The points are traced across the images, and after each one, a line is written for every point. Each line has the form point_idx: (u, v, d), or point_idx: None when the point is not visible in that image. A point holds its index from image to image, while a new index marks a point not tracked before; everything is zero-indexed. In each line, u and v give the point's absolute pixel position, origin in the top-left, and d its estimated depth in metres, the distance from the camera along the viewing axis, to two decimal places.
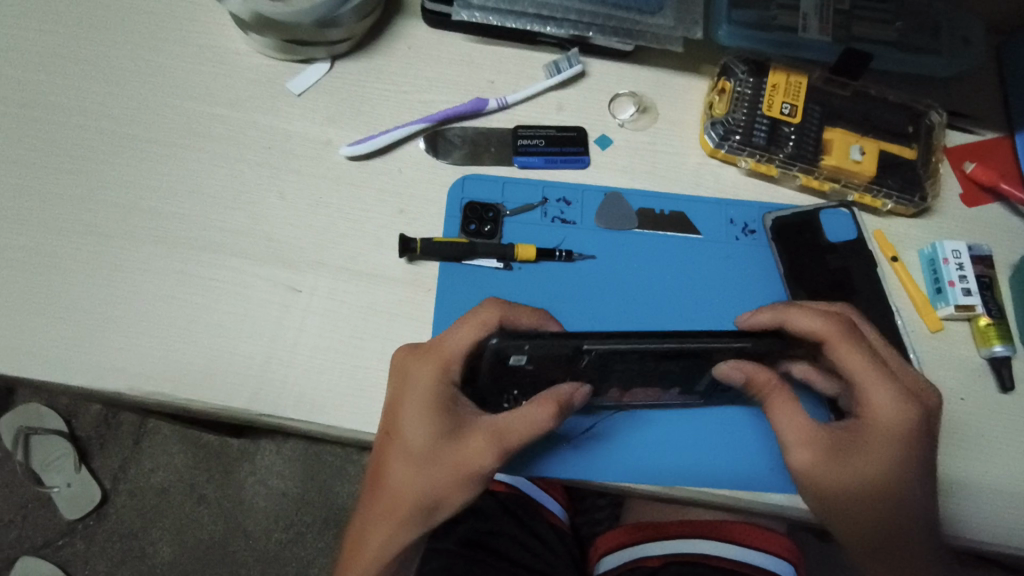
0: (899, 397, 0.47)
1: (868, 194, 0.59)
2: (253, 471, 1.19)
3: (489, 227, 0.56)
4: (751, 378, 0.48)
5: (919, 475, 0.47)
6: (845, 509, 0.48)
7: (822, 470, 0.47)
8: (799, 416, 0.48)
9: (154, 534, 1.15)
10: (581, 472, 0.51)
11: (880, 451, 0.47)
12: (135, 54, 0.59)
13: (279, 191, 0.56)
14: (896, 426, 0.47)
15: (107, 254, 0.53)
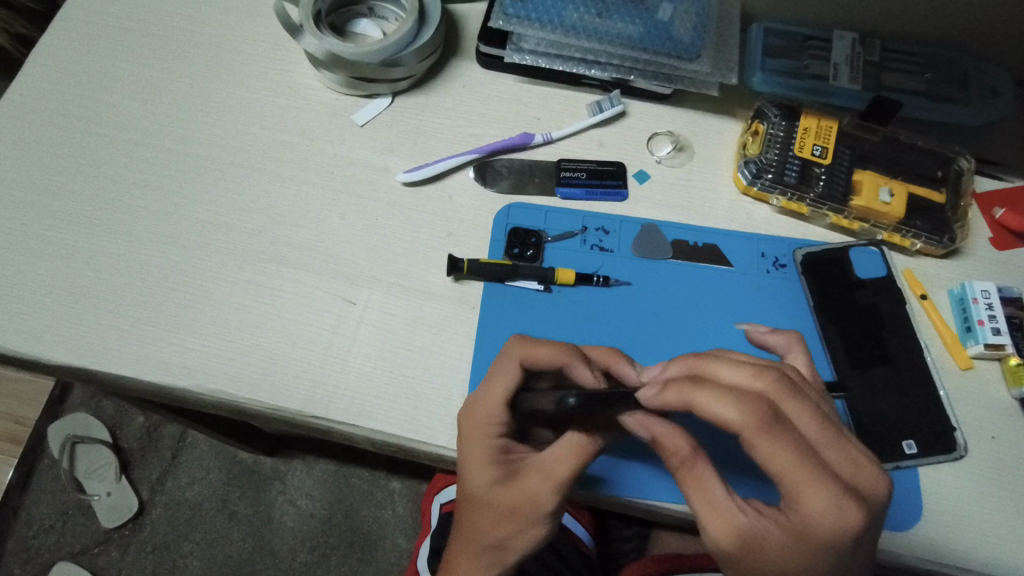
0: (838, 503, 0.39)
1: (897, 234, 0.61)
2: (284, 490, 1.22)
3: (531, 251, 0.60)
4: (657, 441, 0.44)
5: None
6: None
7: (721, 552, 0.42)
8: (717, 503, 0.42)
9: (186, 547, 1.18)
10: (610, 487, 0.53)
11: (777, 543, 0.41)
12: (218, 87, 0.65)
13: (340, 212, 0.61)
14: (826, 529, 0.39)
15: (182, 262, 0.58)
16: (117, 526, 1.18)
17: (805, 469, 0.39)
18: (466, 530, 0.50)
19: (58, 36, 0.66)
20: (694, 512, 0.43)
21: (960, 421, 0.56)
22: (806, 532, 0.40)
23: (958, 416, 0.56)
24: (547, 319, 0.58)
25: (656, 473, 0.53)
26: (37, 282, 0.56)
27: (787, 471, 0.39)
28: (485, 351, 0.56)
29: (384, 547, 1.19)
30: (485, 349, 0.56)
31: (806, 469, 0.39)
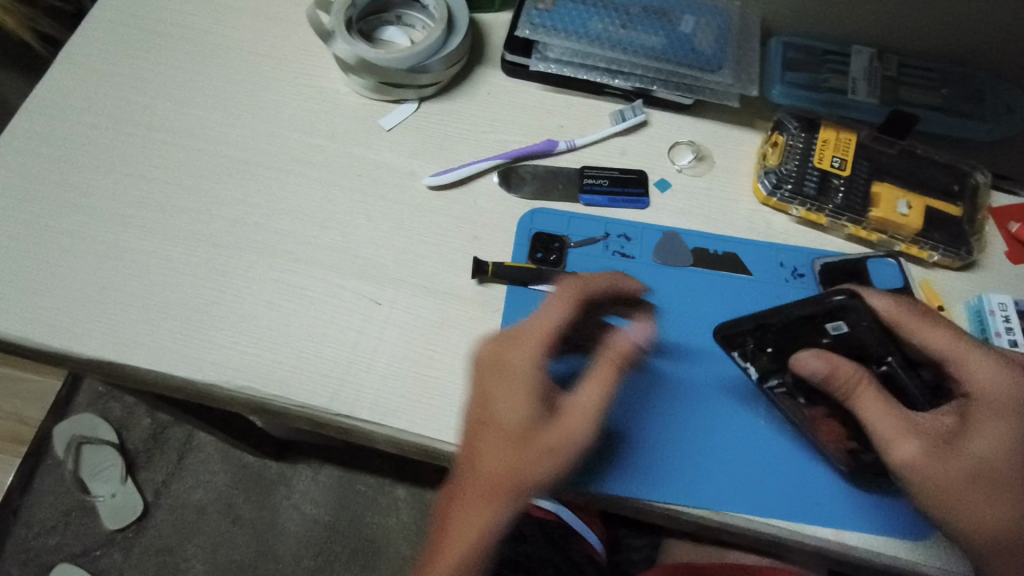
0: (998, 375, 0.49)
1: (915, 245, 0.62)
2: (289, 495, 1.22)
3: (554, 256, 0.61)
4: (833, 371, 0.48)
5: (1022, 455, 0.48)
6: (980, 490, 0.48)
7: (940, 459, 0.47)
8: (893, 420, 0.48)
9: (189, 551, 1.18)
10: (634, 489, 0.53)
11: (1005, 426, 0.48)
12: (247, 90, 0.66)
13: (366, 214, 0.62)
14: (1005, 399, 0.49)
15: (210, 261, 0.59)
16: (119, 528, 1.18)
17: (961, 357, 0.50)
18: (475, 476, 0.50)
19: (91, 37, 0.67)
20: (878, 429, 0.48)
21: None
22: (1011, 403, 0.49)
23: None
24: None
25: (674, 478, 0.53)
26: (66, 278, 0.57)
27: (956, 355, 0.50)
28: None
29: (389, 553, 1.19)
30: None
31: (968, 352, 0.50)
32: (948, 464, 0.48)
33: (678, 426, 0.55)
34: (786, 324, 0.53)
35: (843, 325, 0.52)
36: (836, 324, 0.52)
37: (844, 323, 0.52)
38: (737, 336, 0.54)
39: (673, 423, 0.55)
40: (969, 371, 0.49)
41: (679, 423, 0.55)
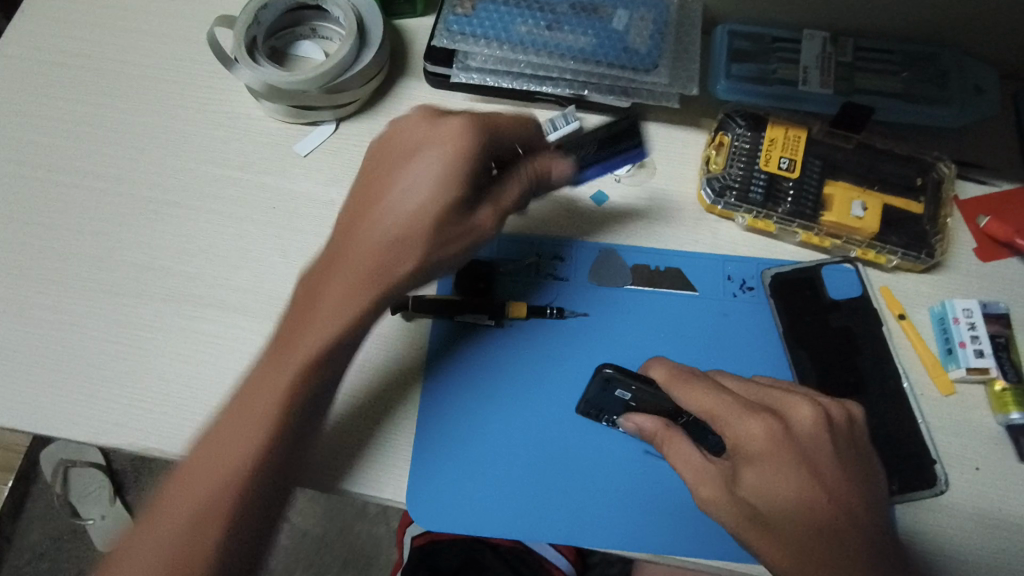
0: (755, 417, 0.43)
1: (871, 250, 0.57)
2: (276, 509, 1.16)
3: (483, 285, 0.57)
4: (646, 430, 0.48)
5: (824, 506, 0.42)
6: (767, 545, 0.41)
7: (738, 507, 0.42)
8: (694, 463, 0.44)
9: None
10: (571, 537, 0.50)
11: (788, 478, 0.42)
12: (155, 121, 0.63)
13: (282, 250, 0.58)
14: (751, 436, 0.43)
15: (118, 311, 0.56)
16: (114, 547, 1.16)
17: (722, 406, 0.44)
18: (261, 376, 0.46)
19: None
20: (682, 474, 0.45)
21: (939, 451, 0.52)
22: (770, 451, 0.42)
23: (938, 446, 0.53)
24: (500, 355, 0.55)
25: (613, 519, 0.50)
26: None
27: (713, 409, 0.44)
28: (435, 394, 0.54)
29: None
30: (432, 392, 0.54)
31: (722, 403, 0.44)
32: (759, 519, 0.42)
33: (619, 465, 0.52)
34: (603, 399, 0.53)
35: (627, 392, 0.52)
36: (620, 391, 0.52)
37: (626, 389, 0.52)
38: (596, 413, 0.53)
39: (612, 460, 0.52)
40: (720, 423, 0.44)
41: (618, 458, 0.52)
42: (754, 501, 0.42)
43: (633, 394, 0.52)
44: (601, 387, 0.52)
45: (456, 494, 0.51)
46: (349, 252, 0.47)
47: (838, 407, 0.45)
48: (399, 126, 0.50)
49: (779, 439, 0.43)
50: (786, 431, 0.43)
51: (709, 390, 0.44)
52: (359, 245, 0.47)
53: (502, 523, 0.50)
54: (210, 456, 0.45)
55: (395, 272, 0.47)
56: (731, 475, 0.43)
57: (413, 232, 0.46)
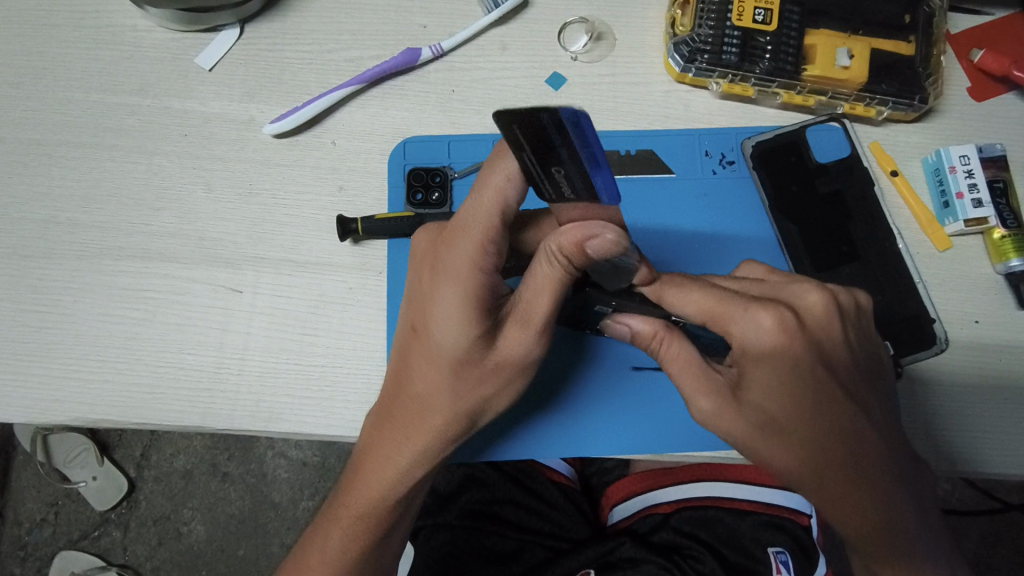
0: (762, 313, 0.39)
1: (860, 103, 0.52)
2: (271, 445, 1.07)
3: (437, 195, 0.51)
4: (635, 336, 0.42)
5: (835, 402, 0.39)
6: (776, 449, 0.39)
7: (740, 413, 0.39)
8: (694, 370, 0.40)
9: (187, 514, 1.05)
10: (565, 447, 0.49)
11: (795, 376, 0.39)
12: (26, 47, 0.53)
13: (204, 182, 0.51)
14: (758, 339, 0.39)
15: (29, 276, 0.49)
16: (110, 507, 1.04)
17: (726, 305, 0.39)
18: (365, 453, 0.44)
19: None
20: (681, 384, 0.41)
21: (937, 309, 0.50)
22: (780, 350, 0.38)
23: (936, 305, 0.50)
24: None
25: (610, 427, 0.49)
26: None
27: (709, 309, 0.39)
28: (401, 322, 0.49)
29: None
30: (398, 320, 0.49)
31: (724, 300, 0.39)
32: (769, 423, 0.39)
33: (607, 371, 0.50)
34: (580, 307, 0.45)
35: (608, 309, 0.44)
36: (599, 306, 0.44)
37: (605, 305, 0.43)
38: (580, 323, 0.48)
39: (604, 366, 0.50)
40: (723, 325, 0.39)
41: (609, 364, 0.50)
42: (760, 404, 0.39)
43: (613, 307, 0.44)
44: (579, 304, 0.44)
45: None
46: (423, 419, 0.43)
47: (844, 293, 0.42)
48: (488, 218, 0.40)
49: (790, 334, 0.39)
50: (797, 323, 0.39)
51: (711, 291, 0.39)
52: (445, 372, 0.42)
53: (495, 445, 0.49)
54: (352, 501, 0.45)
55: (506, 370, 0.42)
56: (736, 381, 0.40)
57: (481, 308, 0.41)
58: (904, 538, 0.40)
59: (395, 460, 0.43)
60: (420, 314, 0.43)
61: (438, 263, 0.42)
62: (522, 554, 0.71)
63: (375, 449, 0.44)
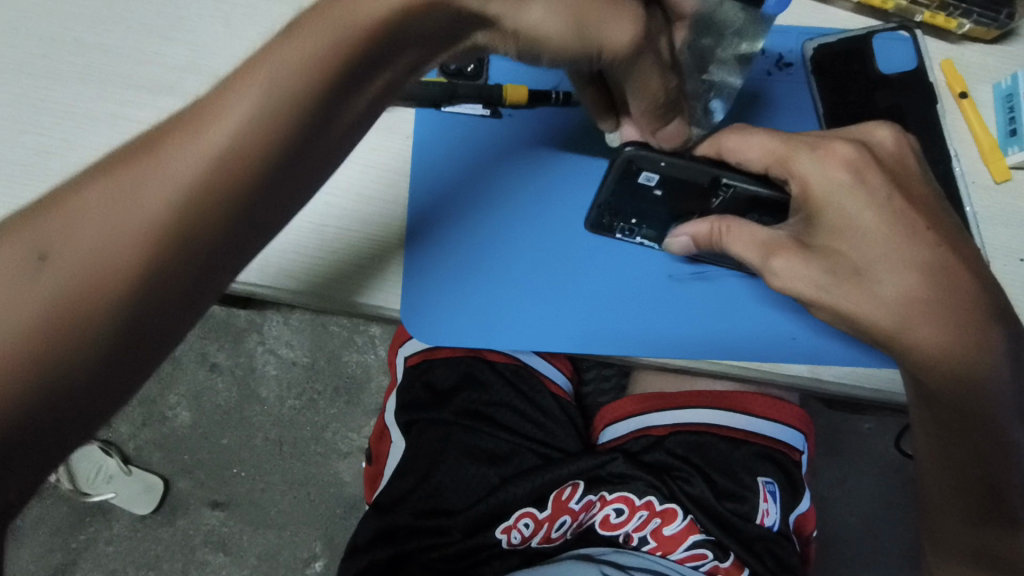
0: (822, 149, 0.42)
1: (941, 13, 0.48)
2: (263, 340, 1.06)
3: (472, 67, 0.48)
4: (696, 236, 0.45)
5: (910, 237, 0.41)
6: (852, 293, 0.41)
7: (824, 258, 0.41)
8: (758, 235, 0.43)
9: (173, 399, 1.04)
10: (592, 344, 0.47)
11: (866, 209, 0.41)
12: None
13: (225, 19, 0.48)
14: (831, 175, 0.41)
15: (29, 96, 0.46)
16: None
17: (799, 145, 0.42)
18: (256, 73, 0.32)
19: None
20: (747, 259, 0.43)
21: (988, 243, 0.47)
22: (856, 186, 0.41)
23: (985, 239, 0.47)
24: (488, 157, 0.48)
25: (630, 325, 0.47)
26: None
27: (777, 151, 0.42)
28: (420, 205, 0.47)
29: (372, 390, 1.04)
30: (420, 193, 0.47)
31: (793, 140, 0.42)
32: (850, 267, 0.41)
33: (631, 273, 0.48)
34: (623, 187, 0.45)
35: (655, 170, 0.44)
36: (645, 173, 0.44)
37: (650, 169, 0.44)
38: (610, 219, 0.47)
39: (628, 268, 0.48)
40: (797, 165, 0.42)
41: (633, 266, 0.48)
42: (841, 245, 0.41)
43: (660, 171, 0.44)
44: (622, 173, 0.44)
45: (467, 300, 0.47)
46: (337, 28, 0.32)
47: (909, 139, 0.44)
48: None
49: (861, 166, 0.41)
50: (869, 155, 0.42)
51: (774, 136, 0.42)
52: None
53: (518, 333, 0.47)
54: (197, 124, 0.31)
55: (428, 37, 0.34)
56: (805, 230, 0.42)
57: None
58: (970, 377, 0.42)
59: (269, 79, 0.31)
60: None
61: None
62: (513, 457, 0.70)
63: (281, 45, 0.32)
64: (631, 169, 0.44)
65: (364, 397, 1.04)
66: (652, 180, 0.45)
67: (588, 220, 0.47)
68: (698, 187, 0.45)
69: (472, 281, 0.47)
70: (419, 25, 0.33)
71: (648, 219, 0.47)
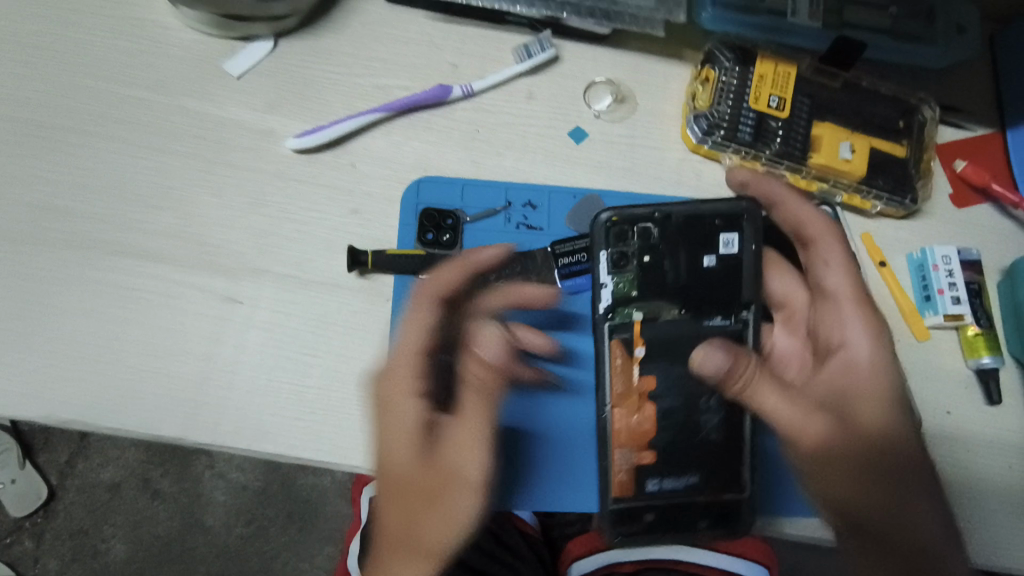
0: (863, 306, 0.48)
1: (857, 195, 0.55)
2: (212, 464, 0.99)
3: (448, 236, 0.52)
4: (735, 362, 0.44)
5: (905, 414, 0.46)
6: (876, 456, 0.44)
7: (844, 432, 0.45)
8: (784, 406, 0.45)
9: (107, 531, 0.97)
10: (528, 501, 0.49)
11: (890, 375, 0.46)
12: (43, 27, 0.51)
13: (215, 188, 0.50)
14: (863, 347, 0.47)
15: (15, 259, 0.47)
16: (25, 515, 0.95)
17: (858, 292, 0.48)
18: (430, 485, 0.42)
19: None
20: (778, 415, 0.45)
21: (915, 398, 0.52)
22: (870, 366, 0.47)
23: (914, 393, 0.52)
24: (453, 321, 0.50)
25: (561, 485, 0.49)
26: None
27: (846, 293, 0.49)
28: None
29: (326, 515, 0.99)
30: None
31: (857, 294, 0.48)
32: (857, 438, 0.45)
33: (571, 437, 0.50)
34: (708, 225, 0.51)
35: (739, 239, 0.50)
36: (731, 240, 0.51)
37: (737, 239, 0.51)
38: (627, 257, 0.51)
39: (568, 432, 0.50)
40: (839, 316, 0.49)
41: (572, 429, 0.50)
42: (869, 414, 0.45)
43: (736, 249, 0.50)
44: (727, 219, 0.51)
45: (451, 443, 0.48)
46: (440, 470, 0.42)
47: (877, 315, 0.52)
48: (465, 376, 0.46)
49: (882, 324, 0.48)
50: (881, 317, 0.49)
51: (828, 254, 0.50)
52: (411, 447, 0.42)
53: None
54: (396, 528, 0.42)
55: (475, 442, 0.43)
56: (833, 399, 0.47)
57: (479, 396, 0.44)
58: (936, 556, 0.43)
59: (417, 512, 0.41)
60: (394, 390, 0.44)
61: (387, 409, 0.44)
62: None
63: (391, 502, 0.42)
64: (734, 222, 0.51)
65: (318, 524, 0.99)
66: (733, 237, 0.51)
67: (614, 245, 0.51)
68: (729, 296, 0.50)
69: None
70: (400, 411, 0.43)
71: (645, 271, 0.50)
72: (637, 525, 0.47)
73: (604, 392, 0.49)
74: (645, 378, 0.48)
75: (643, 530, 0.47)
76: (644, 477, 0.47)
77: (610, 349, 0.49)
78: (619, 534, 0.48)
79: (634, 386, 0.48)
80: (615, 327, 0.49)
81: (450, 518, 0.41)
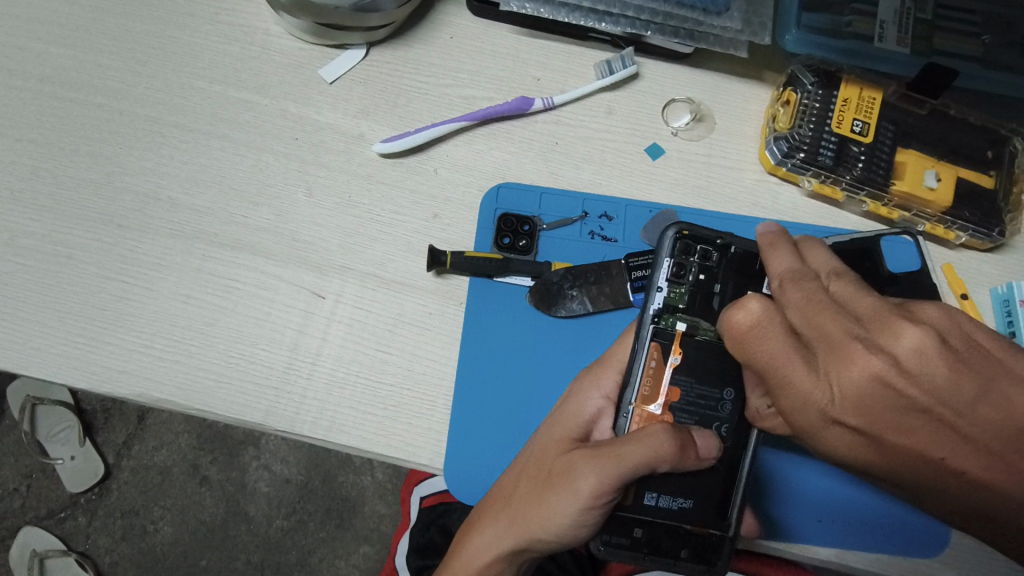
0: (809, 376, 0.34)
1: (940, 225, 0.54)
2: (259, 455, 1.02)
3: (525, 242, 0.53)
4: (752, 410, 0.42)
5: (866, 448, 0.34)
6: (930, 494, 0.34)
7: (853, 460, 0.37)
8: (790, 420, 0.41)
9: (156, 513, 0.99)
10: None
11: (834, 434, 0.34)
12: (156, 29, 0.55)
13: (305, 186, 0.52)
14: (789, 402, 0.35)
15: (119, 245, 0.50)
16: (81, 491, 0.99)
17: (777, 369, 0.35)
18: (537, 492, 0.43)
19: None
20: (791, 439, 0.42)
21: None
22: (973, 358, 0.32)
23: None
24: (526, 324, 0.51)
25: None
26: None
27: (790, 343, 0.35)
28: (469, 368, 0.49)
29: (365, 513, 1.00)
30: (485, 328, 0.50)
31: (781, 358, 0.35)
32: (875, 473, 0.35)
33: None
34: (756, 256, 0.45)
35: None
36: None
37: None
38: (681, 262, 0.44)
39: None
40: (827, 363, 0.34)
41: None
42: (886, 439, 0.33)
43: None
44: None
45: (495, 446, 0.48)
46: (560, 480, 0.42)
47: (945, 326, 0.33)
48: (575, 405, 0.45)
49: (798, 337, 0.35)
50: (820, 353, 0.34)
51: (760, 319, 0.35)
52: (565, 451, 0.43)
53: None
54: (519, 525, 0.43)
55: (599, 454, 0.41)
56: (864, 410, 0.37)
57: (571, 428, 0.44)
58: None
59: (556, 516, 0.42)
60: (574, 406, 0.45)
61: (564, 416, 0.45)
62: None
63: (522, 493, 0.44)
64: None
65: (355, 523, 1.00)
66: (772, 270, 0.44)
67: (671, 244, 0.44)
68: None
69: (502, 421, 0.49)
70: (570, 420, 0.44)
71: (698, 290, 0.44)
72: (623, 538, 0.43)
73: (628, 393, 0.43)
74: (671, 388, 0.44)
75: (629, 552, 0.43)
76: (641, 491, 0.43)
77: (645, 351, 0.43)
78: (604, 545, 0.43)
79: (661, 392, 0.44)
80: (656, 332, 0.44)
81: (557, 523, 0.42)
